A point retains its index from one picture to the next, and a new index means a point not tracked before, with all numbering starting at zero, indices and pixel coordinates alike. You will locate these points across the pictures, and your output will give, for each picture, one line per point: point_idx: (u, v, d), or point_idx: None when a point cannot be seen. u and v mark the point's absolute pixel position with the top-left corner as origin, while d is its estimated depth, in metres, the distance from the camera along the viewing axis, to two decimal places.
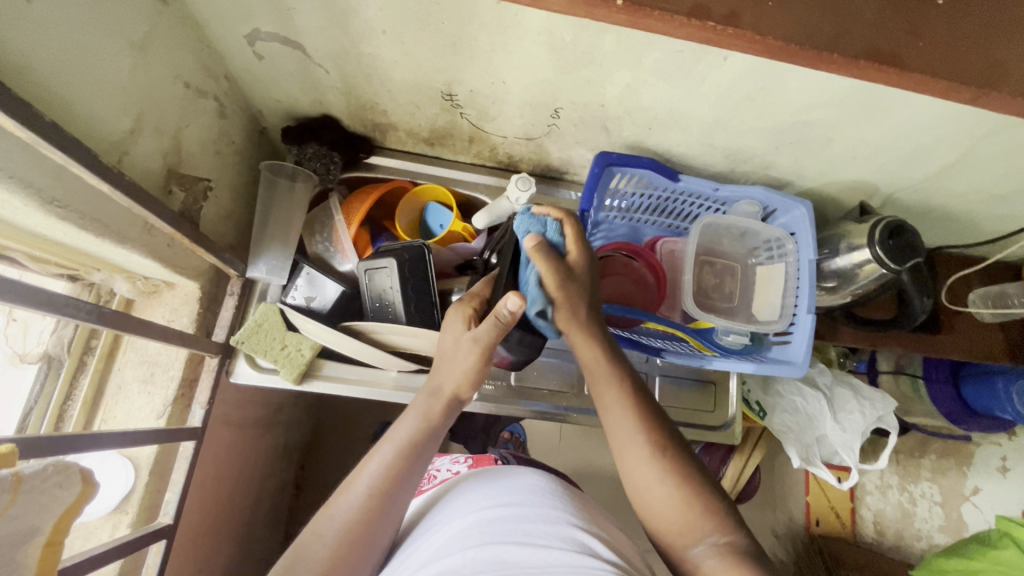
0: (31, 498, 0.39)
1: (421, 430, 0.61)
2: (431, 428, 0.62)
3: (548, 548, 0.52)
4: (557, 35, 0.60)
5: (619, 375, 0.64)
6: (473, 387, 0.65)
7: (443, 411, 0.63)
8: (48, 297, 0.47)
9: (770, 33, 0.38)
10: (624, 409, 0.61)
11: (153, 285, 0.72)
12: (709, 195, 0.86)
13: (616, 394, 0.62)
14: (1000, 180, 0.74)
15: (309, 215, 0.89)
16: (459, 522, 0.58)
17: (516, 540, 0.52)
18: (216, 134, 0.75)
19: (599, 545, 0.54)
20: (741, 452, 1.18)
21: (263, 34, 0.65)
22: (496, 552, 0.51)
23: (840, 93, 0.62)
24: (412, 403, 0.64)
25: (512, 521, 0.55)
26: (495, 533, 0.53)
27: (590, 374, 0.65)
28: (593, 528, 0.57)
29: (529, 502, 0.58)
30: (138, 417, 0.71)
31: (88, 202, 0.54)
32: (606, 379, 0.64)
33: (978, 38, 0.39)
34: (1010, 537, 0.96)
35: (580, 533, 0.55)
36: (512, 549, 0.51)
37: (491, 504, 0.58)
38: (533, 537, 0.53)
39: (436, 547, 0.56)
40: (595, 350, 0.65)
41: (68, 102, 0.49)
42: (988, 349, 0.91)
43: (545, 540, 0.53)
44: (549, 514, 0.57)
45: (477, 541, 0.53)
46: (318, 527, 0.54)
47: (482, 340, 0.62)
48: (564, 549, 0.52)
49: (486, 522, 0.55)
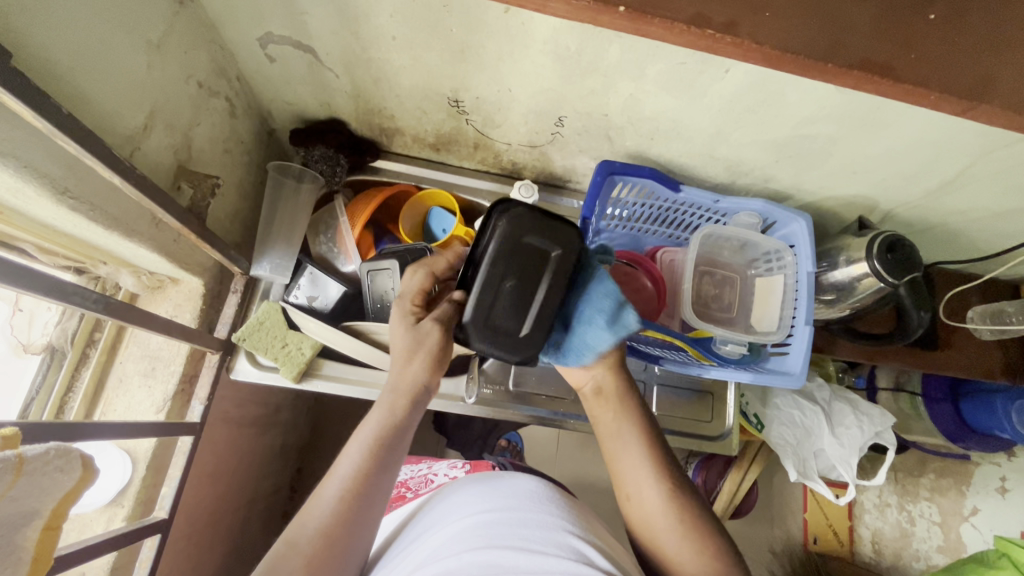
0: (31, 481, 0.39)
1: (386, 424, 0.59)
2: (397, 423, 0.60)
3: (544, 554, 0.52)
4: (563, 44, 0.61)
5: (636, 421, 0.67)
6: (435, 375, 0.63)
7: (409, 403, 0.61)
8: (57, 284, 0.48)
9: (768, 42, 0.39)
10: (635, 451, 0.65)
11: (158, 281, 0.73)
12: (708, 207, 0.87)
13: (636, 445, 0.65)
14: (997, 198, 0.75)
15: (313, 215, 0.90)
16: (453, 525, 0.58)
17: (512, 545, 0.52)
18: (226, 132, 0.76)
19: (594, 552, 0.54)
20: (738, 466, 1.17)
21: (275, 37, 0.66)
22: (492, 557, 0.51)
23: (840, 107, 0.63)
24: (377, 400, 0.62)
25: (508, 526, 0.55)
26: (489, 537, 0.53)
27: (600, 408, 0.69)
28: (588, 536, 0.57)
29: (524, 507, 0.58)
30: (137, 411, 0.72)
31: (100, 194, 0.55)
32: (616, 420, 0.67)
33: (973, 49, 0.40)
34: (1007, 557, 0.95)
35: (576, 541, 0.55)
36: (508, 553, 0.51)
37: (486, 508, 0.58)
38: (528, 544, 0.53)
39: (430, 550, 0.56)
40: (614, 388, 0.68)
41: (86, 96, 0.51)
42: (986, 366, 0.91)
43: (541, 546, 0.53)
44: (544, 520, 0.57)
45: (473, 544, 0.53)
46: (293, 534, 0.53)
47: (433, 317, 0.62)
48: (557, 555, 0.52)
49: (482, 526, 0.55)
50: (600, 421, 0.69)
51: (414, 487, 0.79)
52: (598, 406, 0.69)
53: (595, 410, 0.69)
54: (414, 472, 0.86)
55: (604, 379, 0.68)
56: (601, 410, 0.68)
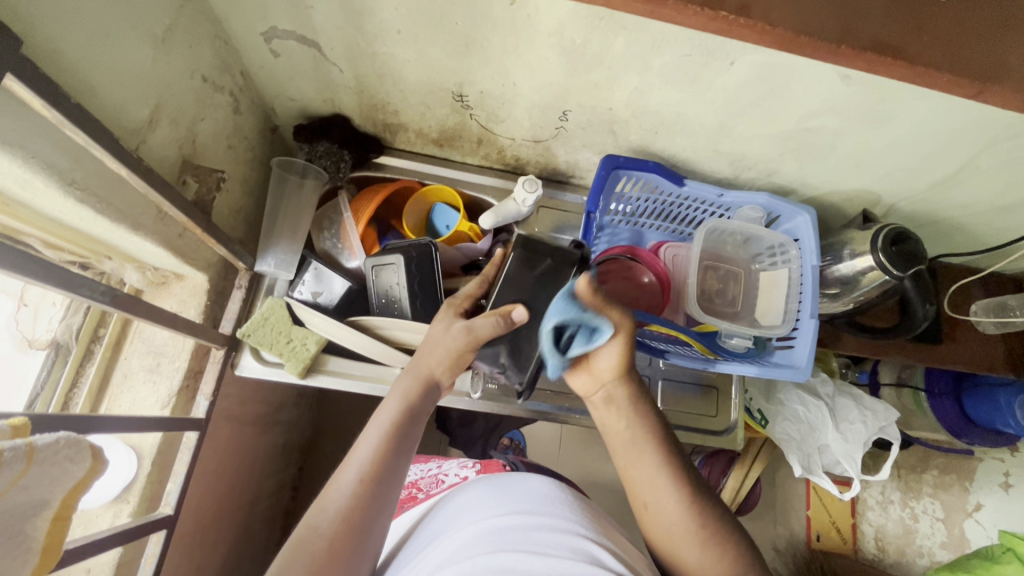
0: (42, 471, 0.39)
1: (403, 411, 0.61)
2: (411, 410, 0.61)
3: (558, 558, 0.52)
4: (568, 37, 0.61)
5: (648, 427, 0.64)
6: (452, 369, 0.65)
7: (423, 391, 0.63)
8: (64, 275, 0.48)
9: (779, 24, 0.38)
10: (650, 457, 0.62)
11: (163, 276, 0.73)
12: (712, 201, 0.87)
13: (650, 451, 0.63)
14: (1000, 191, 0.75)
15: (317, 212, 0.90)
16: (466, 529, 0.57)
17: (525, 548, 0.52)
18: (230, 128, 0.76)
19: (607, 556, 0.54)
20: (742, 463, 1.18)
21: (280, 31, 0.66)
22: (504, 561, 0.50)
23: (845, 100, 0.63)
24: (393, 386, 0.64)
25: (521, 530, 0.55)
26: (503, 541, 0.53)
27: (614, 414, 0.66)
28: (602, 540, 0.57)
29: (538, 513, 0.58)
30: (142, 406, 0.71)
31: (107, 187, 0.55)
32: (631, 423, 0.65)
33: (982, 31, 0.40)
34: (1012, 552, 0.95)
35: (589, 545, 0.55)
36: (521, 557, 0.51)
37: (499, 513, 0.58)
38: (542, 547, 0.53)
39: (444, 555, 0.55)
40: (623, 393, 0.65)
41: (93, 88, 0.51)
42: (990, 360, 0.91)
43: (555, 549, 0.53)
44: (558, 524, 0.57)
45: (486, 549, 0.52)
46: (313, 521, 0.53)
47: (475, 332, 0.63)
48: (571, 559, 0.52)
49: (495, 530, 0.55)
50: (612, 430, 0.67)
51: (425, 487, 0.79)
52: (610, 415, 0.66)
53: (607, 421, 0.67)
54: (423, 471, 0.85)
55: (615, 391, 0.66)
56: (613, 420, 0.66)
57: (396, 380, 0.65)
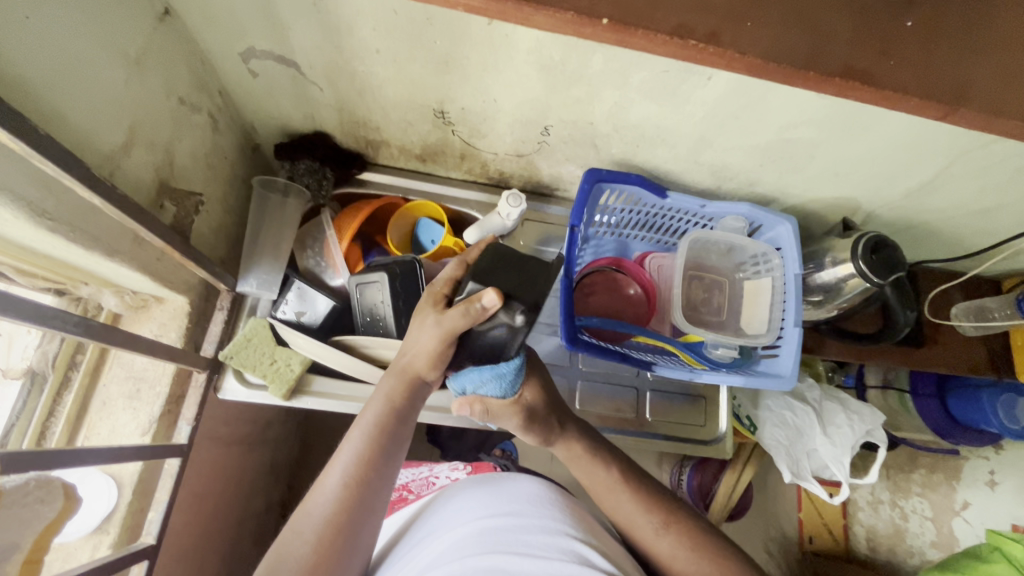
0: (13, 513, 0.46)
1: (388, 412, 0.58)
2: (396, 410, 0.58)
3: (548, 559, 0.51)
4: (547, 54, 0.61)
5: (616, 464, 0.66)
6: (437, 370, 0.58)
7: (407, 389, 0.59)
8: (37, 310, 0.47)
9: (750, 50, 0.39)
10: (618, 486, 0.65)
11: (141, 300, 0.72)
12: (695, 212, 0.88)
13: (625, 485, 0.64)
14: (975, 198, 0.76)
15: (300, 229, 0.89)
16: (456, 530, 0.57)
17: (515, 550, 0.52)
18: (208, 148, 0.75)
19: (598, 556, 0.54)
20: (732, 468, 1.18)
21: (258, 51, 0.66)
22: (495, 563, 0.50)
23: (820, 113, 0.65)
24: (379, 385, 0.61)
25: (510, 532, 0.55)
26: (492, 543, 0.53)
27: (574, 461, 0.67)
28: (590, 539, 0.57)
29: (527, 512, 0.58)
30: (123, 434, 0.70)
31: (79, 214, 0.54)
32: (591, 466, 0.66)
33: (947, 57, 0.41)
34: (1000, 551, 0.96)
35: (578, 544, 0.55)
36: (512, 559, 0.51)
37: (489, 514, 0.58)
38: (532, 548, 0.52)
39: (432, 558, 0.55)
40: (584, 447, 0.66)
41: (65, 118, 0.50)
42: (971, 361, 0.92)
43: (543, 550, 0.53)
44: (548, 525, 0.57)
45: (477, 550, 0.52)
46: (298, 525, 0.53)
47: (448, 326, 0.53)
48: (561, 559, 0.51)
49: (485, 531, 0.55)
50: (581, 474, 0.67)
51: (416, 489, 0.78)
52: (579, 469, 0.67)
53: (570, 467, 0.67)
54: (413, 474, 0.85)
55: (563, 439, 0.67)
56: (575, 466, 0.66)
57: (383, 377, 0.61)
